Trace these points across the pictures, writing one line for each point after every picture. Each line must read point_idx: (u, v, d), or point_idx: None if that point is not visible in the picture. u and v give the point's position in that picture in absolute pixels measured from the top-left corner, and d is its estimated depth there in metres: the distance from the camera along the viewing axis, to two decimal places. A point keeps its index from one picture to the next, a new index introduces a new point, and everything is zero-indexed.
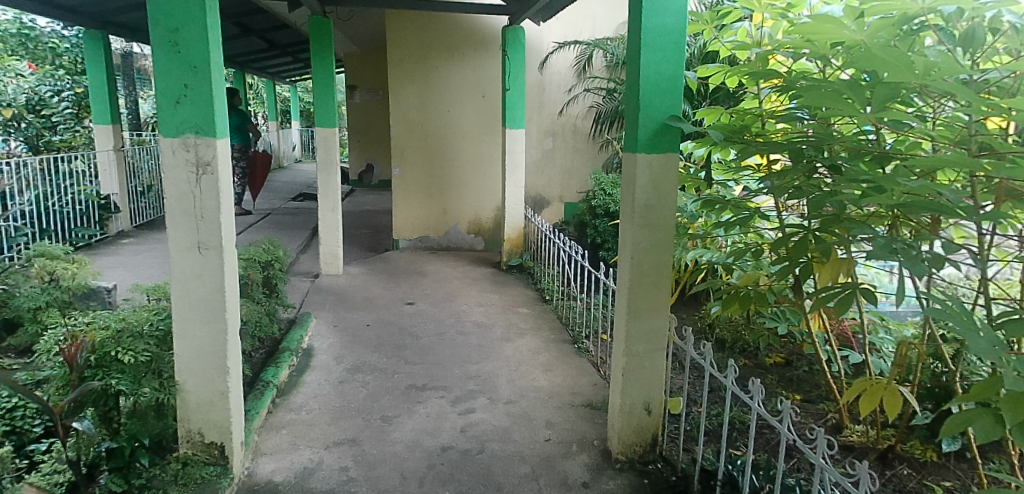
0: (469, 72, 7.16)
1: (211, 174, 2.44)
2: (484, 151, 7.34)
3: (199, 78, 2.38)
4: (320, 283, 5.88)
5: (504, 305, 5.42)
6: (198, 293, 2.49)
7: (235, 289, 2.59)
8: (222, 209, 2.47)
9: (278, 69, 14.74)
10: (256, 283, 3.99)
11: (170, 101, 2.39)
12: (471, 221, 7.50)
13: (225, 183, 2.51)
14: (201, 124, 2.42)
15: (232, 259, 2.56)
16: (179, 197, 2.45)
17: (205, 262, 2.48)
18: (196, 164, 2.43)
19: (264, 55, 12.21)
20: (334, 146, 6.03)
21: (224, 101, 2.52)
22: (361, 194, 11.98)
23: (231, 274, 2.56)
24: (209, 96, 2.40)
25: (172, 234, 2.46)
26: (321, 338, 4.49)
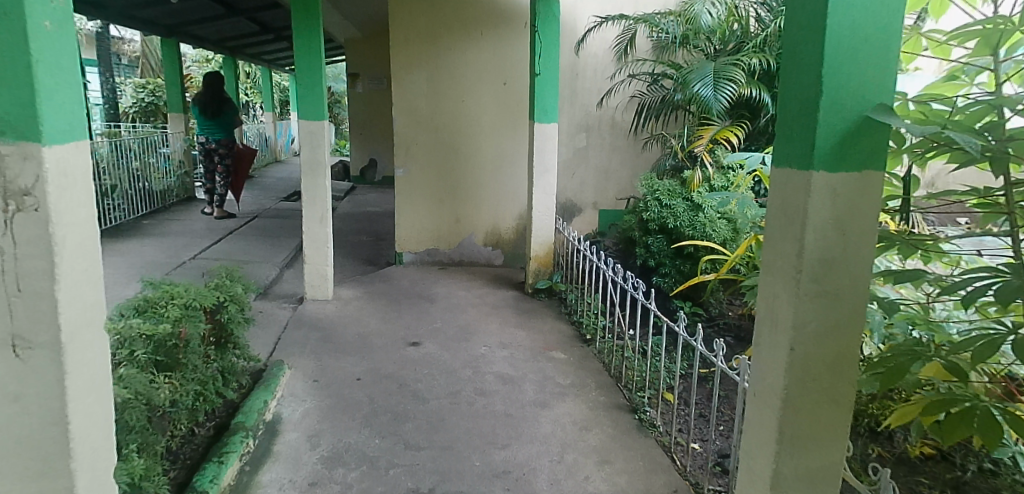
0: (488, 55, 5.98)
1: (34, 209, 1.36)
2: (506, 148, 6.17)
3: (2, 27, 1.28)
4: (302, 314, 4.72)
5: (534, 348, 4.25)
6: (19, 430, 1.41)
7: (93, 410, 1.52)
8: (58, 276, 1.39)
9: (275, 55, 13.62)
10: (193, 344, 2.81)
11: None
12: (488, 231, 6.34)
13: (66, 225, 1.42)
14: (8, 120, 1.32)
15: (82, 361, 1.47)
16: None
17: (28, 370, 1.40)
18: (7, 193, 1.35)
19: (258, 38, 11.07)
20: (322, 144, 4.88)
21: (66, 74, 1.43)
22: (363, 192, 10.81)
23: (86, 382, 1.49)
24: (25, 66, 1.30)
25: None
26: (294, 403, 3.35)
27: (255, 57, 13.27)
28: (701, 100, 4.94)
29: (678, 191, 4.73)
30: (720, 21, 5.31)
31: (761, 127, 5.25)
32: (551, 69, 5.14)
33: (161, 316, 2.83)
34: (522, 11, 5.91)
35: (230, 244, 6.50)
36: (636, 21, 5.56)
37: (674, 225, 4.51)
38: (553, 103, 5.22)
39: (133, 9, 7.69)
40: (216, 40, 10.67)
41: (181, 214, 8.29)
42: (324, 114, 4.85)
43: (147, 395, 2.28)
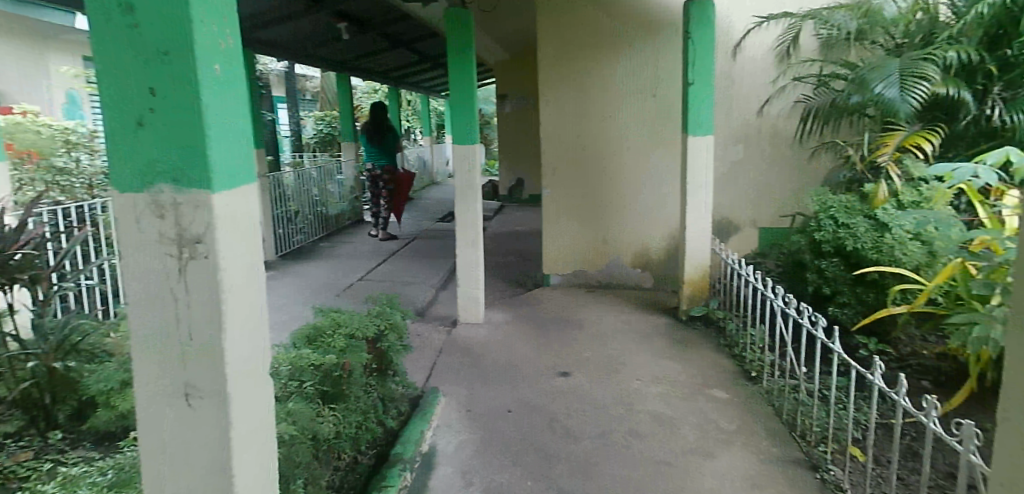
0: (636, 68, 5.76)
1: (204, 255, 1.51)
2: (655, 164, 5.89)
3: (172, 75, 1.44)
4: (454, 338, 4.85)
5: (691, 384, 3.95)
6: (193, 471, 1.59)
7: (255, 454, 1.67)
8: (223, 323, 1.53)
9: (432, 82, 14.48)
10: (356, 376, 2.99)
11: (129, 124, 1.49)
12: (637, 252, 6.08)
13: (232, 273, 1.56)
14: (181, 169, 1.48)
15: (246, 409, 1.62)
16: (157, 303, 1.55)
17: (198, 418, 1.55)
18: (181, 241, 1.52)
19: (417, 67, 11.82)
20: (474, 167, 4.94)
21: (231, 117, 1.58)
22: (512, 211, 11.05)
23: (248, 431, 1.63)
24: (196, 111, 1.44)
25: (149, 376, 1.58)
26: (448, 434, 3.41)
27: (415, 85, 14.20)
28: (885, 102, 4.27)
29: (858, 206, 4.14)
30: (901, 12, 4.70)
31: (960, 132, 4.42)
32: (704, 78, 4.80)
33: (328, 347, 3.04)
34: (674, 20, 5.63)
35: (391, 266, 6.93)
36: (802, 17, 5.04)
37: (855, 247, 3.91)
38: (707, 115, 4.86)
39: (313, 51, 8.53)
40: (383, 71, 11.53)
41: (351, 237, 9.05)
42: (474, 137, 4.88)
43: (312, 429, 2.52)
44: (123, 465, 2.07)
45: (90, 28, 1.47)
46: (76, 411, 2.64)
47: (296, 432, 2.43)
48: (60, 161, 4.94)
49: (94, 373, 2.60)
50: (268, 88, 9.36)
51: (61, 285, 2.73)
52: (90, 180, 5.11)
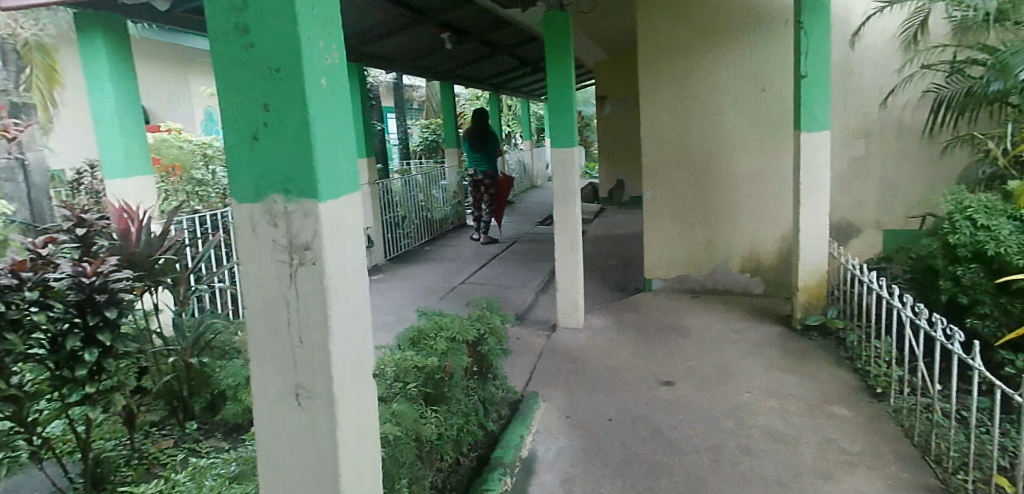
0: (742, 63, 5.46)
1: (312, 262, 1.63)
2: (766, 163, 5.54)
3: (283, 93, 1.55)
4: (555, 342, 4.82)
5: (807, 399, 3.65)
6: (305, 465, 1.71)
7: (358, 452, 1.77)
8: (330, 326, 1.64)
9: (532, 87, 14.58)
10: (457, 379, 3.06)
11: (245, 140, 1.62)
12: (745, 256, 5.75)
13: (336, 279, 1.67)
14: (291, 180, 1.60)
15: (350, 408, 1.73)
16: (272, 306, 1.69)
17: (308, 415, 1.68)
18: (292, 248, 1.64)
19: (518, 72, 11.95)
20: (573, 170, 4.88)
21: (335, 131, 1.68)
22: (612, 214, 10.86)
23: (352, 428, 1.75)
24: (305, 126, 1.55)
25: (265, 374, 1.73)
26: (549, 440, 3.39)
27: (515, 90, 14.38)
28: None
29: (1001, 207, 3.68)
30: None
31: None
32: (821, 69, 4.44)
33: (431, 349, 3.12)
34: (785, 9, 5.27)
35: (492, 270, 7.03)
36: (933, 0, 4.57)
37: (997, 252, 3.48)
38: (823, 109, 4.50)
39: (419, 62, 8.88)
40: (484, 78, 11.74)
41: (455, 241, 9.31)
42: (574, 138, 4.83)
43: (415, 430, 2.61)
44: (245, 457, 2.24)
45: (211, 51, 1.60)
46: (209, 403, 2.90)
47: (400, 433, 2.53)
48: (198, 174, 5.38)
49: (224, 370, 2.84)
50: (378, 99, 9.84)
51: (197, 287, 2.99)
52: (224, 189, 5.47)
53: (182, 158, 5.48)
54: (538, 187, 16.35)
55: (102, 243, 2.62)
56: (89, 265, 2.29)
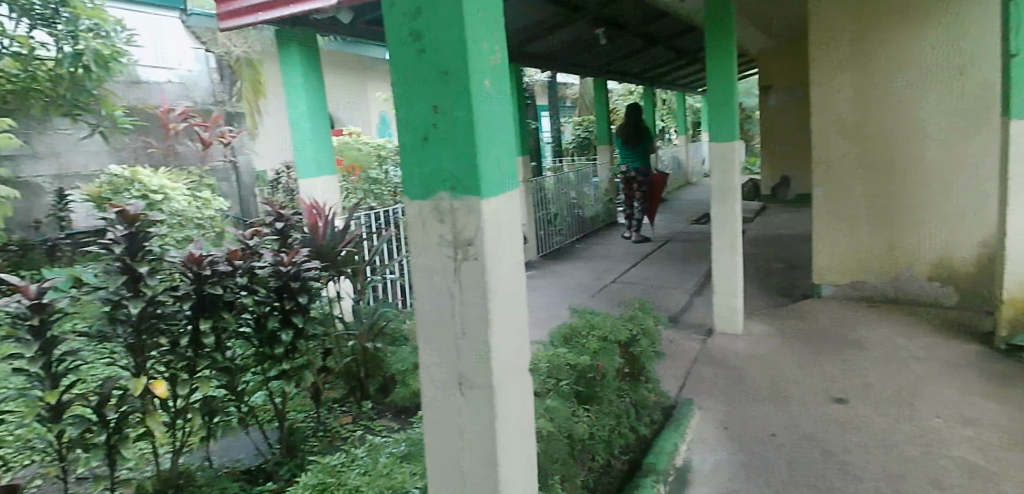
0: (937, 40, 4.75)
1: (475, 256, 1.70)
2: (965, 157, 4.77)
3: (451, 94, 1.63)
4: (710, 347, 4.57)
5: (1020, 432, 3.08)
6: (465, 452, 1.80)
7: (513, 444, 1.83)
8: (490, 319, 1.71)
9: (691, 81, 13.95)
10: (609, 379, 3.05)
11: (417, 140, 1.72)
12: (938, 262, 5.00)
13: (495, 274, 1.73)
14: (457, 178, 1.68)
15: (507, 400, 1.79)
16: (438, 298, 1.78)
17: (469, 404, 1.77)
18: (456, 243, 1.72)
19: (678, 66, 11.48)
20: (733, 165, 4.57)
21: (497, 130, 1.74)
22: (775, 213, 10.03)
23: (509, 419, 1.82)
24: (470, 126, 1.62)
25: (431, 363, 1.84)
26: (705, 450, 3.22)
27: (675, 85, 13.87)
28: None
29: None
30: None
31: None
32: None
33: (583, 347, 3.14)
34: None
35: (644, 269, 6.84)
36: None
37: None
38: None
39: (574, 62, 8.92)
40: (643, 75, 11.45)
41: (604, 239, 9.22)
42: (734, 131, 4.51)
43: (568, 428, 2.64)
44: (412, 438, 2.46)
45: (389, 56, 1.72)
46: (382, 385, 3.14)
47: (552, 428, 2.58)
48: (374, 173, 5.87)
49: (395, 354, 3.07)
50: (532, 97, 9.98)
51: (373, 278, 3.25)
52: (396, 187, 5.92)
53: (362, 159, 5.98)
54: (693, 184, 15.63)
55: (297, 235, 2.93)
56: (286, 255, 2.60)
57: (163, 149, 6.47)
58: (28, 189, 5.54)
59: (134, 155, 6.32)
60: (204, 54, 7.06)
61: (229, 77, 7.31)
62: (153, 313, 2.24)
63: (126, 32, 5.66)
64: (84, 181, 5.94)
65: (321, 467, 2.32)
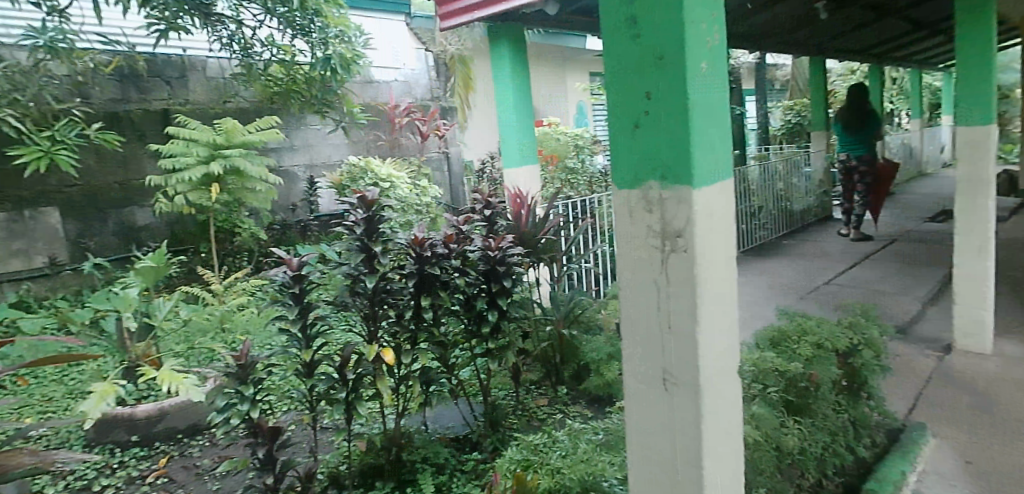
0: None
1: (684, 249, 1.64)
2: None
3: (665, 78, 1.58)
4: (949, 366, 3.89)
5: None
6: (671, 453, 1.77)
7: (718, 447, 1.76)
8: (698, 316, 1.64)
9: (937, 57, 11.86)
10: (824, 390, 2.75)
11: (626, 127, 1.69)
12: None
13: (707, 269, 1.66)
14: (667, 166, 1.63)
15: (714, 401, 1.72)
16: (643, 290, 1.76)
17: (672, 402, 1.72)
18: (664, 234, 1.68)
19: (924, 43, 9.81)
20: (986, 153, 3.80)
21: (712, 117, 1.65)
22: None
23: (715, 420, 1.74)
24: (684, 111, 1.56)
25: (634, 358, 1.82)
26: (939, 484, 2.76)
27: (916, 63, 11.91)
28: None
29: None
30: None
31: None
32: None
33: (794, 354, 2.88)
34: None
35: (864, 270, 6.04)
36: None
37: None
38: None
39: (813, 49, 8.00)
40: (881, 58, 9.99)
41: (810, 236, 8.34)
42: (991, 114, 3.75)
43: (776, 438, 2.43)
44: (610, 429, 2.45)
45: (602, 46, 1.72)
46: (576, 372, 3.17)
47: (760, 438, 2.39)
48: (571, 163, 6.02)
49: (590, 343, 3.10)
50: (738, 80, 9.10)
51: (570, 266, 3.29)
52: (593, 177, 5.97)
53: (560, 148, 6.18)
54: (926, 177, 13.39)
55: (501, 222, 3.09)
56: (493, 240, 2.76)
57: (390, 141, 7.18)
58: (283, 175, 6.42)
59: (367, 148, 7.09)
60: (423, 54, 7.63)
61: (444, 74, 7.87)
62: (384, 288, 2.54)
63: (363, 37, 6.35)
64: (329, 169, 6.81)
65: (525, 444, 2.42)
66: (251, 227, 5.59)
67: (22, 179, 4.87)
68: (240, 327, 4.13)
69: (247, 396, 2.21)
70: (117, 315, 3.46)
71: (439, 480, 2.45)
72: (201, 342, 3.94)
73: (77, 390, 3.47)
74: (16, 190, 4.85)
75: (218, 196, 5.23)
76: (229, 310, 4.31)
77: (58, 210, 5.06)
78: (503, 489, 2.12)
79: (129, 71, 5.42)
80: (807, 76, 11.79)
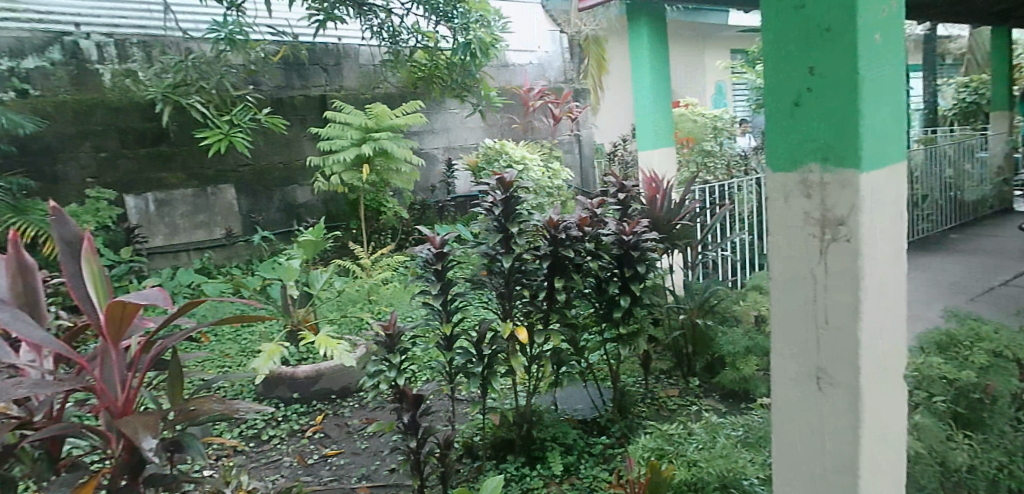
0: None
1: (847, 239, 1.52)
2: None
3: (833, 53, 1.47)
4: None
5: None
6: (822, 456, 1.66)
7: (878, 452, 1.63)
8: (860, 312, 1.52)
9: None
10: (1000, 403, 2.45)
11: (785, 106, 1.59)
12: None
13: (872, 260, 1.53)
14: (831, 148, 1.51)
15: (875, 404, 1.59)
16: (796, 281, 1.65)
17: (827, 402, 1.62)
18: (824, 222, 1.56)
19: None
20: None
21: (883, 94, 1.52)
22: None
23: (876, 424, 1.61)
24: (854, 88, 1.45)
25: (782, 353, 1.72)
26: None
27: None
28: None
29: None
30: None
31: None
32: None
33: (965, 361, 2.59)
34: None
35: None
36: None
37: None
38: None
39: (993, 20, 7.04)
40: None
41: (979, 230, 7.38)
42: None
43: (943, 453, 2.19)
44: (751, 426, 2.34)
45: (761, 23, 1.62)
46: (708, 364, 3.09)
47: (922, 449, 2.18)
48: (709, 146, 5.82)
49: (726, 334, 2.99)
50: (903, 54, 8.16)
51: (706, 254, 3.18)
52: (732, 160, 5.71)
53: (697, 131, 6.02)
54: None
55: (636, 206, 3.04)
56: (627, 225, 2.72)
57: (524, 124, 7.36)
58: (424, 157, 6.74)
59: (501, 130, 7.32)
60: (558, 35, 7.69)
61: (578, 55, 7.90)
62: (519, 269, 2.59)
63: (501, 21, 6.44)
64: (465, 151, 7.07)
65: (660, 433, 2.37)
66: (394, 207, 5.95)
67: (206, 159, 5.50)
68: (384, 299, 4.47)
69: (394, 364, 2.35)
70: (282, 283, 3.79)
71: (569, 459, 2.49)
72: (352, 311, 4.27)
73: (249, 348, 3.89)
74: (201, 168, 5.48)
75: (368, 177, 5.61)
76: (376, 284, 4.63)
77: (234, 187, 5.65)
78: (638, 476, 2.10)
79: (293, 59, 5.87)
80: (988, 47, 10.33)
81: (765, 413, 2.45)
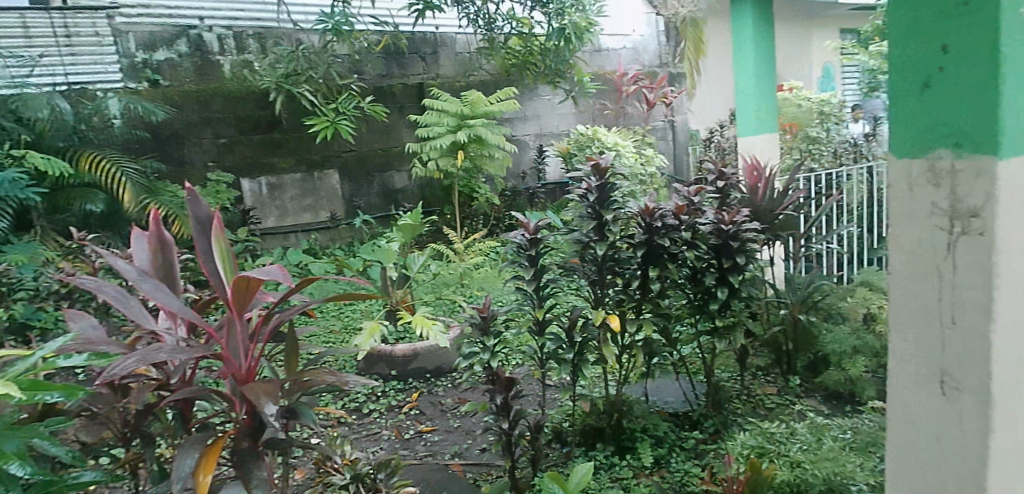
0: None
1: (980, 233, 1.39)
2: None
3: (970, 27, 1.34)
4: None
5: None
6: (945, 468, 1.54)
7: (1014, 467, 1.48)
8: (994, 313, 1.39)
9: None
10: None
11: (913, 88, 1.48)
12: None
13: (1011, 257, 1.39)
14: (965, 132, 1.39)
15: (1012, 415, 1.45)
16: (920, 278, 1.53)
17: (953, 410, 1.49)
18: (954, 214, 1.43)
19: None
20: None
21: None
22: None
23: (1012, 436, 1.47)
24: (995, 65, 1.31)
25: (903, 354, 1.60)
26: None
27: None
28: None
29: None
30: None
31: None
32: None
33: None
34: None
35: None
36: None
37: None
38: None
39: None
40: None
41: None
42: None
43: None
44: (860, 432, 2.20)
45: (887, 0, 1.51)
46: (810, 363, 2.95)
47: None
48: (814, 132, 5.53)
49: (833, 332, 2.85)
50: None
51: (812, 246, 3.01)
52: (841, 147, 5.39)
53: (801, 116, 5.72)
54: None
55: (735, 194, 2.94)
56: (727, 214, 2.62)
57: (616, 110, 7.31)
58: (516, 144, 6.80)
59: (593, 115, 7.27)
60: (654, 18, 7.61)
61: (673, 38, 7.72)
62: (612, 257, 2.56)
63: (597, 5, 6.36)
64: (556, 137, 7.07)
65: (759, 432, 2.28)
66: (486, 193, 6.05)
67: (313, 145, 5.80)
68: (477, 283, 4.58)
69: (488, 347, 2.39)
70: (382, 265, 3.96)
71: (659, 452, 2.45)
72: (446, 293, 4.41)
73: (352, 325, 4.12)
74: (307, 154, 5.79)
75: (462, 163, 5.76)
76: (469, 268, 4.74)
77: (337, 173, 5.93)
78: (736, 474, 2.04)
79: (393, 48, 6.08)
80: None
81: (875, 417, 2.31)
